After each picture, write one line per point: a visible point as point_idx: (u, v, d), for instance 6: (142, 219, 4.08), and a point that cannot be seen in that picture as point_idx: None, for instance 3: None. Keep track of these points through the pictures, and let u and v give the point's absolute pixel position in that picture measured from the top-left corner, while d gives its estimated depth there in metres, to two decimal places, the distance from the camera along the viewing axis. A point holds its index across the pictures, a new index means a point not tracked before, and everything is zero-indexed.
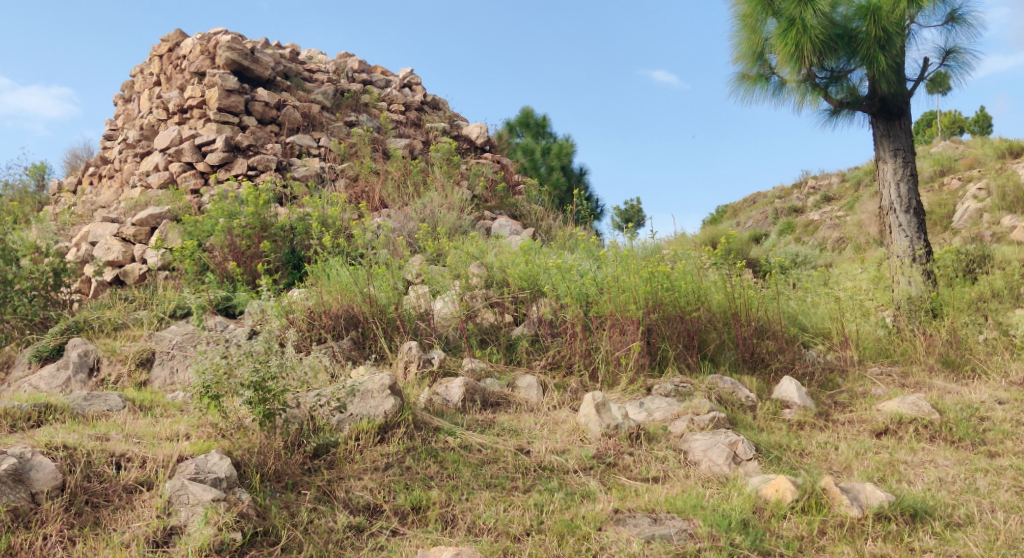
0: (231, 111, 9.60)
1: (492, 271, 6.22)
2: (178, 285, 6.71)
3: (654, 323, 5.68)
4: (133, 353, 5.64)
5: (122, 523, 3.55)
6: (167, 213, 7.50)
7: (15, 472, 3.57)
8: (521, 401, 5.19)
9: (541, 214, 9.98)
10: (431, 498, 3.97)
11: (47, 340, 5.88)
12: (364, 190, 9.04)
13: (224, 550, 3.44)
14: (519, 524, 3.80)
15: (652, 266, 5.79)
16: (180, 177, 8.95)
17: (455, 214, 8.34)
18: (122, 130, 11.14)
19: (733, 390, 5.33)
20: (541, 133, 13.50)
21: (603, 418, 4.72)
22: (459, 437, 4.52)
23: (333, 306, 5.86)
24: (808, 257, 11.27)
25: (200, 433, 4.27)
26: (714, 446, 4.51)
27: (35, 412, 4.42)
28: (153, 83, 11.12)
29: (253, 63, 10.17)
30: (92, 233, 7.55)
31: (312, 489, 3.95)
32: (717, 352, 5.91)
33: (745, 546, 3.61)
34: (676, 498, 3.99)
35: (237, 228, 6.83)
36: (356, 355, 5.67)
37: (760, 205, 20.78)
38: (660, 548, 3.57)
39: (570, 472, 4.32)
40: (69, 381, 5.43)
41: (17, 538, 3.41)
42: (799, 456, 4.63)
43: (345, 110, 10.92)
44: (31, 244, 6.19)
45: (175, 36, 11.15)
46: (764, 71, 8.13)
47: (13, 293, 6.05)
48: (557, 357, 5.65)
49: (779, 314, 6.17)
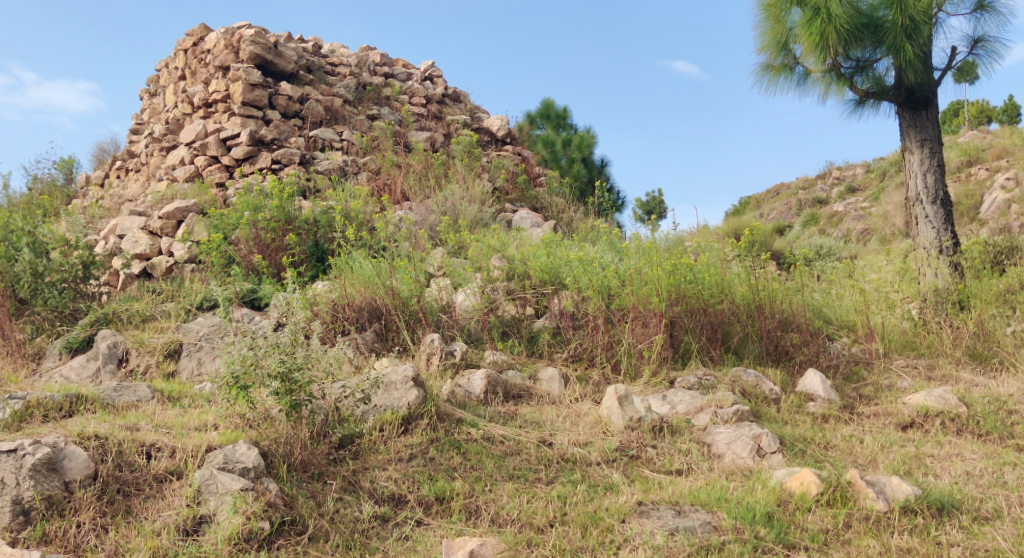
0: (255, 105, 9.65)
1: (513, 264, 6.24)
2: (204, 277, 6.77)
3: (677, 316, 5.66)
4: (162, 345, 5.72)
5: (153, 512, 3.61)
6: (194, 207, 7.60)
7: (49, 461, 3.63)
8: (542, 394, 5.21)
9: (562, 206, 9.95)
10: (455, 489, 4.01)
11: (77, 331, 5.96)
12: (386, 182, 9.09)
13: (253, 539, 3.49)
14: (543, 515, 3.81)
15: (675, 258, 5.77)
16: (206, 171, 9.11)
17: (476, 207, 8.38)
18: (148, 124, 11.27)
19: (757, 382, 5.31)
20: (562, 124, 13.44)
21: (626, 411, 4.71)
22: (482, 429, 4.55)
23: (356, 298, 5.91)
24: (833, 249, 11.17)
25: (228, 423, 4.32)
26: (738, 439, 4.50)
27: (67, 402, 4.48)
28: (178, 77, 11.22)
29: (277, 58, 10.20)
30: (121, 226, 7.69)
31: (337, 479, 3.98)
32: (740, 345, 5.90)
33: (770, 539, 3.60)
34: (700, 490, 3.99)
35: (263, 222, 6.92)
36: (379, 347, 5.71)
37: (784, 196, 20.62)
38: (684, 540, 3.56)
39: (593, 464, 4.33)
40: (99, 372, 5.51)
41: (52, 526, 3.49)
42: (824, 449, 4.61)
43: (368, 103, 10.97)
44: (61, 237, 6.27)
45: (200, 31, 11.22)
46: (788, 62, 8.09)
47: (43, 285, 6.15)
48: (579, 350, 5.67)
49: (803, 307, 6.13)
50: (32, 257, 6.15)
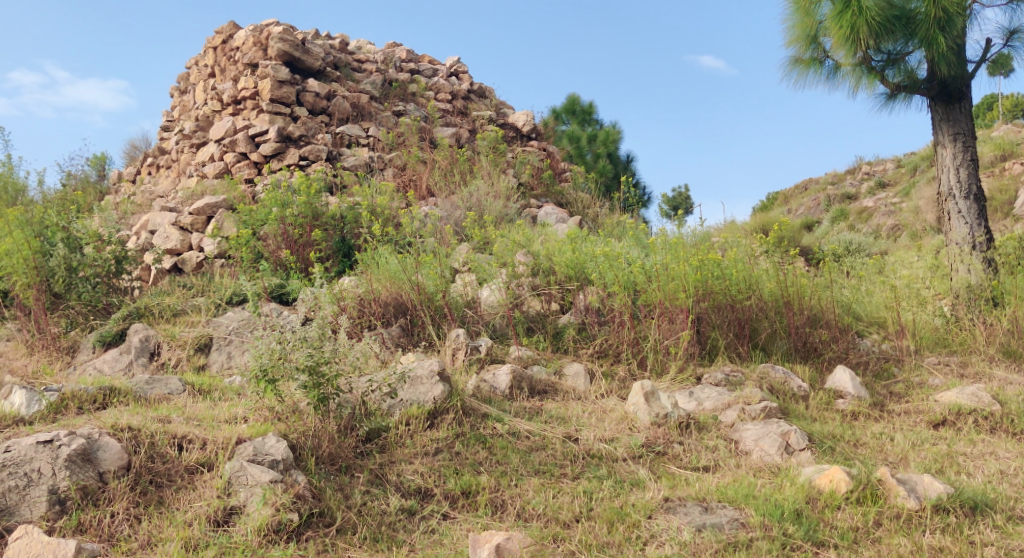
0: (283, 102, 9.73)
1: (539, 260, 6.24)
2: (233, 272, 6.85)
3: (704, 312, 5.63)
4: (192, 339, 5.79)
5: (184, 503, 3.66)
6: (223, 202, 7.66)
7: (84, 452, 3.70)
8: (568, 389, 5.20)
9: (587, 202, 9.93)
10: (481, 483, 4.02)
11: (110, 325, 6.05)
12: (412, 178, 9.12)
13: (282, 531, 3.53)
14: (569, 511, 3.82)
15: (702, 254, 5.71)
16: (235, 167, 9.20)
17: (501, 202, 8.39)
18: (178, 121, 11.40)
19: (786, 379, 5.28)
20: (587, 120, 13.42)
21: (652, 408, 4.71)
22: (507, 424, 4.56)
23: (383, 293, 5.95)
24: (863, 244, 11.04)
25: (257, 416, 4.36)
26: (766, 436, 4.48)
27: (101, 394, 4.55)
28: (208, 74, 11.34)
29: (304, 55, 10.27)
30: (152, 222, 7.76)
31: (364, 472, 4.01)
32: (768, 341, 5.84)
33: (798, 537, 3.57)
34: (727, 487, 3.96)
35: (290, 218, 6.97)
36: (405, 342, 5.74)
37: (812, 191, 20.41)
38: (711, 537, 3.54)
39: (619, 460, 4.33)
40: (132, 364, 5.59)
41: (87, 515, 3.55)
42: (853, 447, 4.56)
43: (393, 99, 11.01)
44: (94, 232, 6.36)
45: (229, 28, 11.32)
46: (817, 55, 8.01)
47: (77, 280, 6.24)
48: (605, 346, 5.66)
49: (832, 303, 6.08)
50: (67, 252, 6.25)
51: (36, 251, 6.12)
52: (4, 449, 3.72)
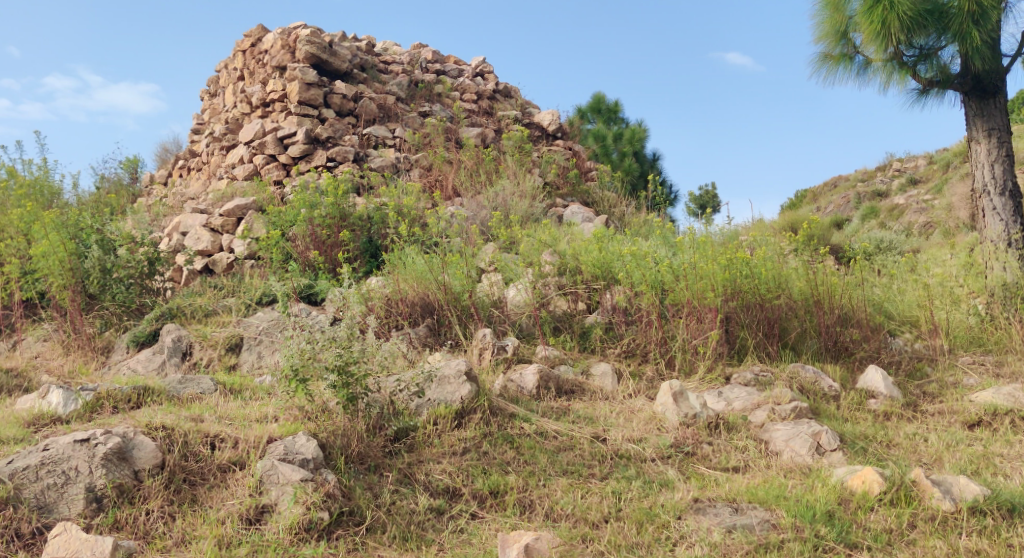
0: (311, 104, 9.81)
1: (565, 260, 6.17)
2: (263, 273, 6.92)
3: (732, 311, 5.59)
4: (223, 339, 5.86)
5: (217, 501, 3.71)
6: (252, 204, 7.74)
7: (120, 450, 3.75)
8: (595, 389, 5.19)
9: (614, 201, 9.90)
10: (509, 483, 4.03)
11: (143, 325, 6.15)
12: (438, 179, 9.16)
13: (313, 529, 3.55)
14: (598, 511, 3.81)
15: (730, 253, 5.66)
16: (264, 168, 9.29)
17: (527, 202, 8.39)
18: (208, 124, 11.52)
19: (816, 379, 5.23)
20: (613, 118, 13.37)
21: (681, 408, 4.68)
22: (535, 424, 4.56)
23: (410, 293, 5.98)
24: (894, 242, 10.89)
25: (288, 415, 4.40)
26: (797, 437, 4.43)
27: (135, 394, 4.62)
28: (237, 77, 11.46)
29: (332, 57, 10.35)
30: (183, 224, 7.86)
31: (393, 471, 4.03)
32: (798, 341, 5.79)
33: (831, 539, 3.53)
34: (757, 488, 3.93)
35: (318, 219, 7.03)
36: (432, 342, 5.77)
37: (842, 189, 20.18)
38: (742, 538, 3.51)
39: (648, 461, 4.31)
40: (165, 364, 5.66)
41: (123, 513, 3.60)
42: (886, 447, 4.50)
43: (419, 100, 11.06)
44: (127, 234, 6.45)
45: (258, 31, 11.43)
46: (847, 51, 7.94)
47: (112, 281, 6.33)
48: (632, 345, 5.64)
49: (863, 302, 6.01)
50: (101, 254, 6.34)
51: (72, 253, 6.22)
52: (42, 448, 3.78)
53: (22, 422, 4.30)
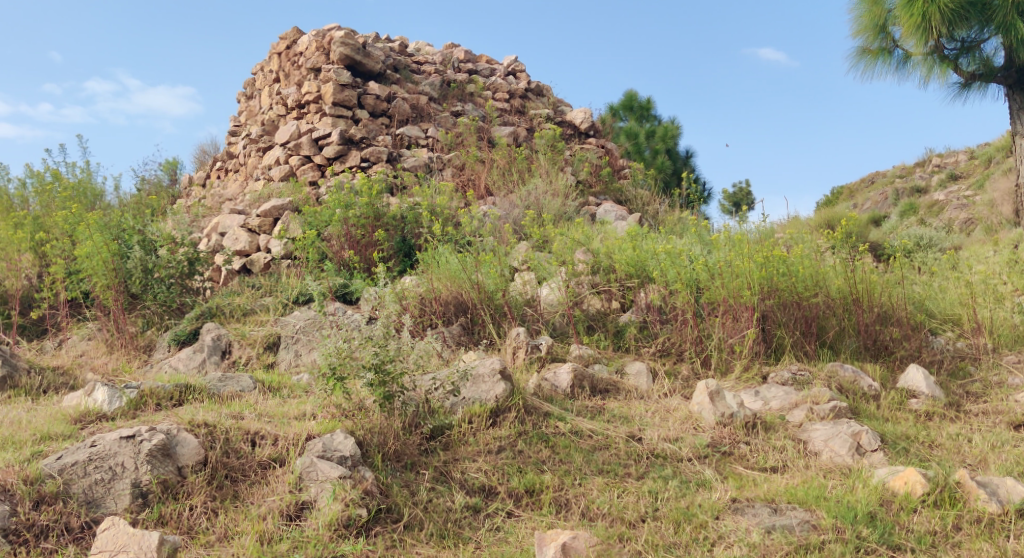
0: (345, 105, 9.89)
1: (599, 258, 6.11)
2: (299, 273, 6.98)
3: (769, 310, 5.52)
4: (261, 337, 5.95)
5: (258, 497, 3.76)
6: (289, 204, 7.82)
7: (164, 447, 3.83)
8: (630, 388, 5.16)
9: (647, 199, 9.86)
10: (545, 482, 4.03)
11: (184, 325, 6.25)
12: (470, 178, 9.20)
13: (352, 526, 3.58)
14: (634, 510, 3.80)
15: (767, 250, 5.60)
16: (300, 169, 9.38)
17: (560, 200, 8.38)
18: (245, 125, 11.66)
19: (855, 378, 5.16)
20: (645, 116, 13.28)
21: (717, 407, 4.64)
22: (569, 423, 4.56)
23: (443, 293, 6.00)
24: (934, 239, 10.68)
25: (325, 413, 4.44)
26: (836, 437, 4.38)
27: (177, 391, 4.70)
28: (273, 80, 11.60)
29: (365, 58, 10.43)
30: (222, 224, 7.97)
31: (429, 469, 4.06)
32: (836, 340, 5.72)
33: (873, 540, 3.48)
34: (797, 488, 3.88)
35: (354, 219, 7.08)
36: (466, 341, 5.78)
37: (879, 185, 19.87)
38: (781, 538, 3.48)
39: (684, 461, 4.29)
40: (205, 362, 5.73)
41: (167, 508, 3.66)
42: (928, 448, 4.43)
43: (452, 100, 11.10)
44: (168, 235, 6.58)
45: (293, 33, 11.55)
46: (884, 44, 10.74)
47: (153, 281, 6.45)
48: (667, 344, 5.60)
49: (903, 300, 5.91)
50: (143, 254, 6.46)
51: (115, 254, 6.32)
52: (89, 444, 3.86)
53: (69, 419, 4.38)
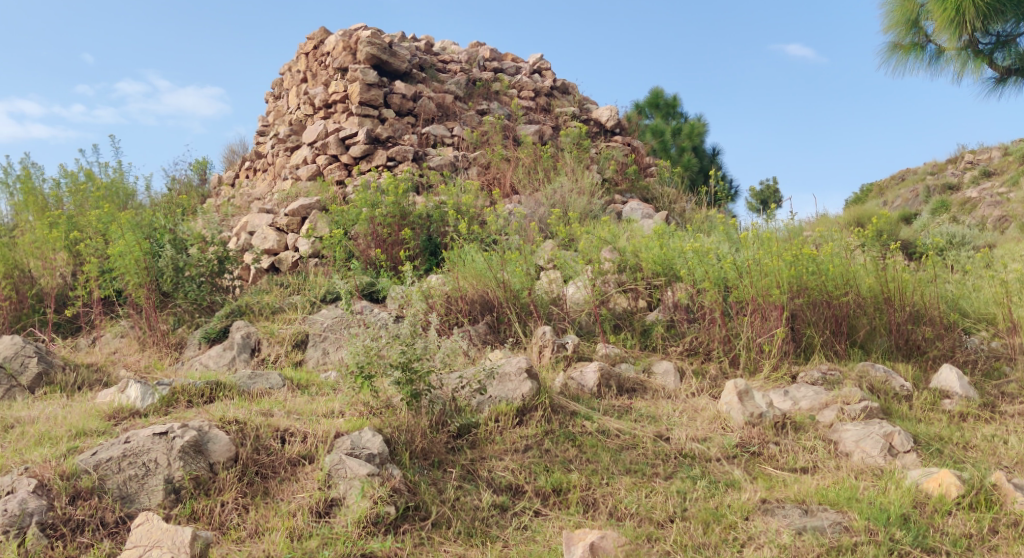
0: (372, 104, 9.94)
1: (625, 255, 6.04)
2: (327, 271, 7.03)
3: (798, 308, 5.46)
4: (290, 335, 6.00)
5: (288, 493, 3.79)
6: (316, 203, 7.87)
7: (196, 443, 3.87)
8: (657, 387, 5.13)
9: (674, 196, 9.80)
10: (572, 481, 4.02)
11: (214, 323, 6.31)
12: (496, 176, 9.22)
13: (380, 523, 3.59)
14: (662, 510, 3.78)
15: (796, 249, 5.55)
16: (327, 169, 9.43)
17: (586, 199, 8.36)
18: (273, 125, 11.75)
19: (887, 378, 5.08)
20: (672, 113, 13.19)
21: (746, 407, 4.60)
22: (596, 422, 4.54)
23: (469, 291, 6.01)
24: (967, 236, 10.50)
25: (353, 411, 4.46)
26: (868, 437, 4.32)
27: (208, 389, 4.75)
28: (300, 80, 11.69)
29: (391, 57, 10.48)
30: (251, 223, 8.04)
31: (457, 467, 4.06)
32: (867, 339, 5.67)
33: (907, 543, 3.43)
34: (828, 489, 3.84)
35: (380, 218, 7.11)
36: (492, 339, 5.78)
37: (910, 182, 19.60)
38: (812, 540, 3.44)
39: (713, 461, 4.26)
40: (235, 360, 5.79)
41: (199, 504, 3.70)
42: (963, 449, 4.36)
43: (477, 99, 11.11)
44: (199, 235, 6.67)
45: (320, 34, 11.63)
46: (917, 38, 10.74)
47: (184, 279, 6.54)
48: (694, 344, 5.56)
49: (936, 299, 5.81)
50: (174, 253, 6.54)
51: (147, 253, 6.40)
52: (123, 440, 3.91)
53: (103, 415, 4.44)
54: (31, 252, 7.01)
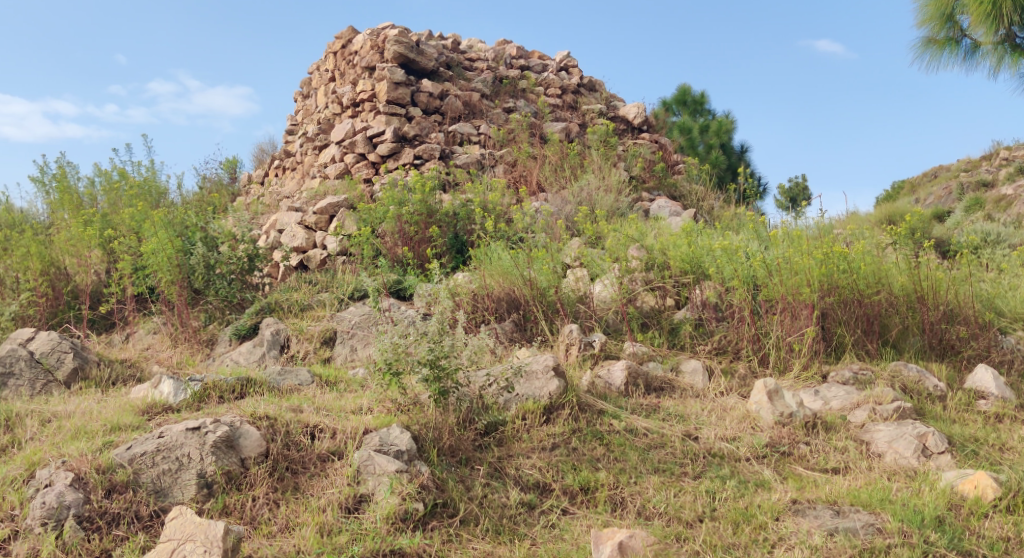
0: (399, 103, 9.97)
1: (653, 254, 6.02)
2: (354, 269, 7.07)
3: (829, 307, 5.40)
4: (319, 332, 6.05)
5: (318, 489, 3.81)
6: (344, 201, 7.92)
7: (228, 439, 3.91)
8: (685, 387, 5.11)
9: (702, 194, 9.74)
10: (600, 480, 4.01)
11: (244, 320, 6.37)
12: (522, 174, 9.21)
13: (409, 519, 3.61)
14: (691, 510, 3.76)
15: (827, 247, 5.47)
16: (355, 167, 9.46)
17: (613, 197, 8.34)
18: (301, 124, 11.83)
19: (920, 378, 5.01)
20: (699, 110, 13.11)
21: (776, 406, 4.55)
22: (624, 420, 4.52)
23: (496, 289, 6.01)
24: (1002, 234, 10.31)
25: (381, 408, 4.48)
26: (901, 438, 4.25)
27: (239, 385, 4.80)
28: (329, 79, 11.76)
29: (418, 56, 10.51)
30: (280, 221, 8.10)
31: (484, 465, 4.06)
32: (900, 338, 5.58)
33: (942, 545, 3.38)
34: (860, 490, 3.80)
35: (406, 216, 7.13)
36: (519, 338, 5.78)
37: (944, 179, 19.31)
38: (845, 542, 3.39)
39: (742, 460, 4.22)
40: (264, 357, 5.83)
41: (231, 499, 3.74)
42: (999, 451, 4.29)
43: (504, 96, 11.12)
44: (229, 232, 6.73)
45: (349, 33, 11.68)
46: (952, 33, 10.56)
47: (215, 277, 6.62)
48: (723, 342, 5.52)
49: (971, 298, 5.71)
50: (205, 251, 6.61)
51: (178, 250, 6.47)
52: (157, 435, 3.96)
53: (137, 410, 4.50)
54: (67, 249, 7.13)
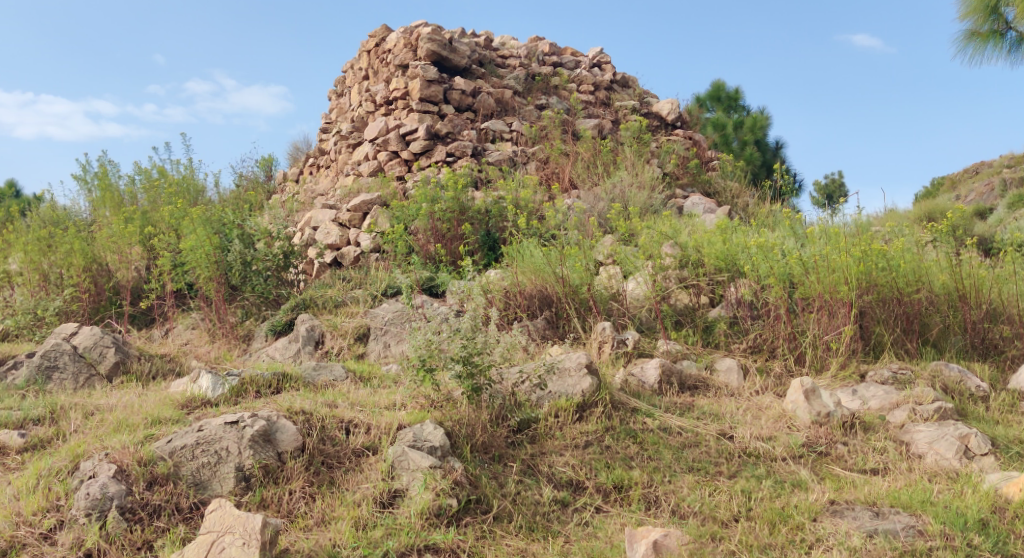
0: (432, 101, 10.00)
1: (687, 251, 5.91)
2: (388, 266, 7.12)
3: (867, 306, 5.31)
4: (353, 328, 6.09)
5: (353, 484, 3.84)
6: (378, 198, 7.96)
7: (265, 433, 3.96)
8: (720, 385, 5.06)
9: (736, 191, 9.66)
10: (634, 478, 3.98)
11: (280, 316, 6.44)
12: (555, 171, 9.21)
13: (443, 515, 3.62)
14: (726, 510, 3.72)
15: (866, 244, 5.38)
16: (388, 165, 9.48)
17: (646, 193, 8.29)
18: (335, 122, 11.92)
19: (961, 378, 4.91)
20: (734, 106, 12.98)
21: (813, 406, 4.49)
22: (658, 419, 4.49)
23: (528, 286, 6.00)
24: None
25: (415, 404, 4.50)
26: (942, 439, 4.18)
27: (275, 380, 4.86)
28: (362, 77, 11.83)
29: (451, 54, 10.54)
30: (314, 218, 8.16)
31: (517, 462, 4.06)
32: (940, 337, 5.49)
33: (985, 548, 3.31)
34: (900, 491, 3.74)
35: (439, 212, 7.16)
36: (551, 335, 5.78)
37: (987, 175, 18.95)
38: (884, 544, 3.34)
39: (779, 460, 4.17)
40: (300, 352, 5.90)
41: (268, 492, 3.78)
42: None
43: (536, 93, 11.12)
44: (265, 230, 6.80)
45: (382, 32, 11.74)
46: (997, 25, 10.34)
47: (252, 273, 6.69)
48: (758, 341, 5.46)
49: (1015, 296, 5.59)
50: (242, 248, 6.70)
51: (216, 247, 6.54)
52: (196, 429, 4.02)
53: (176, 404, 4.57)
54: (108, 246, 7.26)
